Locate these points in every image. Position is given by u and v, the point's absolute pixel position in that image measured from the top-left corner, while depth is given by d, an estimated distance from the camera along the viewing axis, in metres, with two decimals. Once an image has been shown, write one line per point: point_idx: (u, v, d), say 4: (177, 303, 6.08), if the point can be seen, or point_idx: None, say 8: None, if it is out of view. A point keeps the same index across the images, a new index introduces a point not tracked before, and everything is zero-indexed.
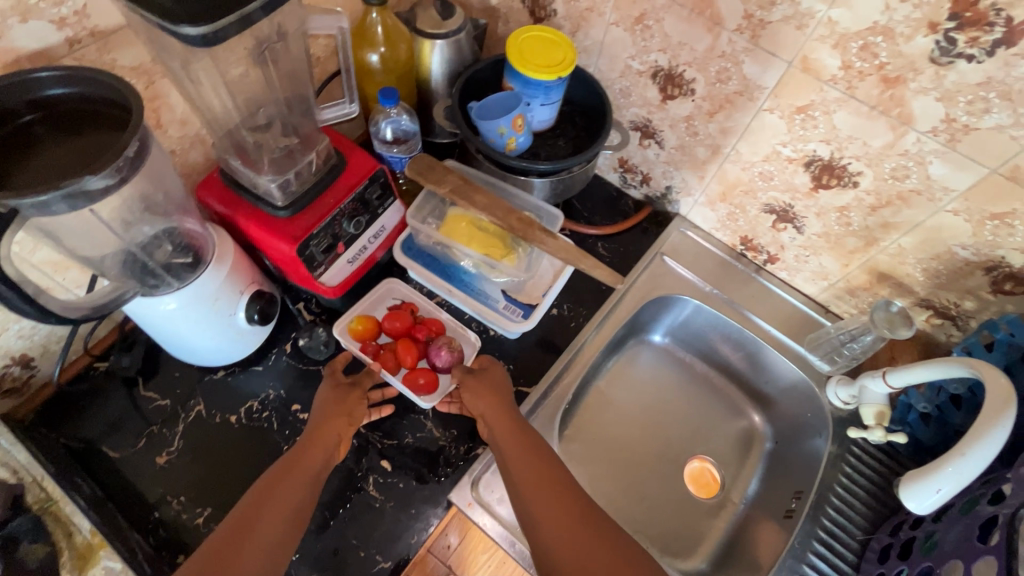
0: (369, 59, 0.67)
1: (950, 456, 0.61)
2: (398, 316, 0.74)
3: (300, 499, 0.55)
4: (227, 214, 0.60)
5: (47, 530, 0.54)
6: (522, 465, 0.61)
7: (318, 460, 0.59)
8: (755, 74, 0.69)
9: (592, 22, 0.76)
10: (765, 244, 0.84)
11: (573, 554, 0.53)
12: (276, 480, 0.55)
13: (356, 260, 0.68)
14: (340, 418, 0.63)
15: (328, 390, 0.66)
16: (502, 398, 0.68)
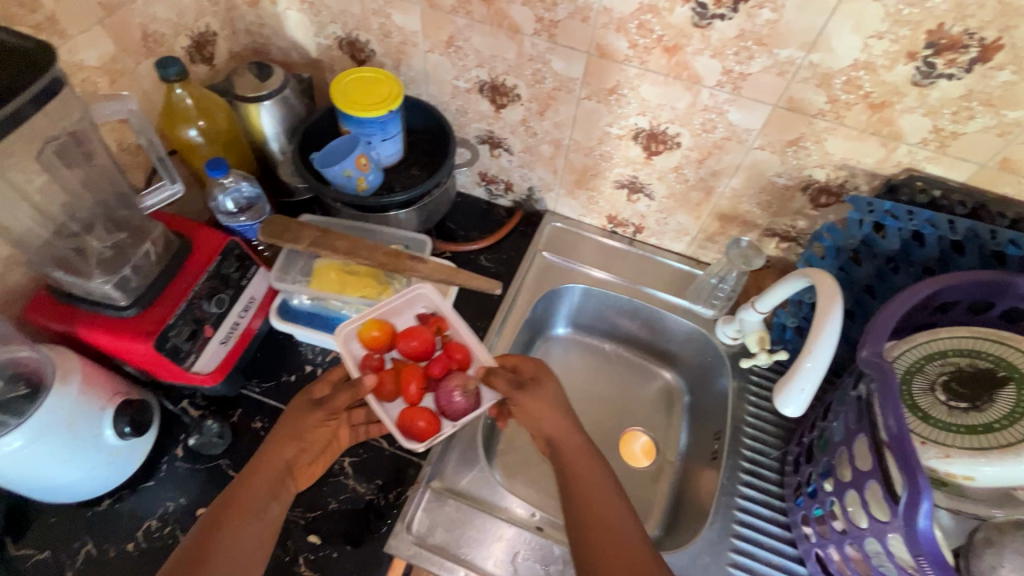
0: (189, 134, 0.75)
1: (802, 358, 0.57)
2: (415, 335, 0.68)
3: (245, 549, 0.54)
4: (80, 332, 0.62)
5: None
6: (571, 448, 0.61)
7: (266, 494, 0.57)
8: (563, 69, 0.74)
9: (409, 54, 0.82)
10: (628, 217, 0.92)
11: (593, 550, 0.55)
12: (232, 515, 0.55)
13: (231, 337, 0.71)
14: (287, 447, 0.59)
15: (289, 410, 0.61)
16: (569, 413, 0.63)
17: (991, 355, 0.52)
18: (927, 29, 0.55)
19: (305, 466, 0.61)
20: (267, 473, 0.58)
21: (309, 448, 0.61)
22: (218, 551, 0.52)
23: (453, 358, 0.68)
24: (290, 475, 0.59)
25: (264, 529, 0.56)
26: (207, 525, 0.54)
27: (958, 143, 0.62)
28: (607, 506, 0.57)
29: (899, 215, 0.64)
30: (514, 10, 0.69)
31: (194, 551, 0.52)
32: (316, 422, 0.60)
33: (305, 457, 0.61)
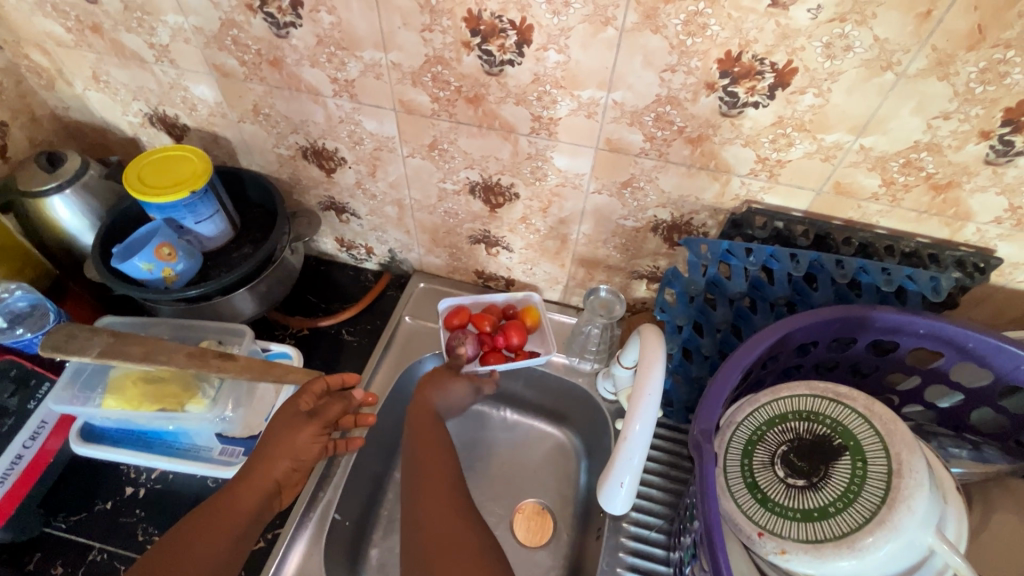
0: None
1: (620, 439, 0.54)
2: (519, 334, 0.79)
3: (222, 557, 0.52)
4: None
5: None
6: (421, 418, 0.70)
7: (253, 509, 0.57)
8: (377, 129, 0.67)
9: (222, 125, 0.75)
10: (496, 270, 0.85)
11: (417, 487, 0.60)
12: (221, 518, 0.55)
13: (13, 472, 0.61)
14: (282, 459, 0.61)
15: (279, 423, 0.63)
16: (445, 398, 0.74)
17: (830, 418, 0.45)
18: (716, 58, 0.50)
19: (293, 477, 0.63)
20: (262, 483, 0.59)
21: (300, 468, 0.63)
22: (195, 549, 0.52)
23: (490, 351, 0.80)
24: (277, 488, 0.61)
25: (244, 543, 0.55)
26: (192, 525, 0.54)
27: (786, 171, 0.57)
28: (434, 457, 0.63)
29: (738, 252, 0.60)
30: (306, 71, 0.63)
31: (170, 548, 0.52)
32: (309, 439, 0.63)
33: (293, 476, 0.63)
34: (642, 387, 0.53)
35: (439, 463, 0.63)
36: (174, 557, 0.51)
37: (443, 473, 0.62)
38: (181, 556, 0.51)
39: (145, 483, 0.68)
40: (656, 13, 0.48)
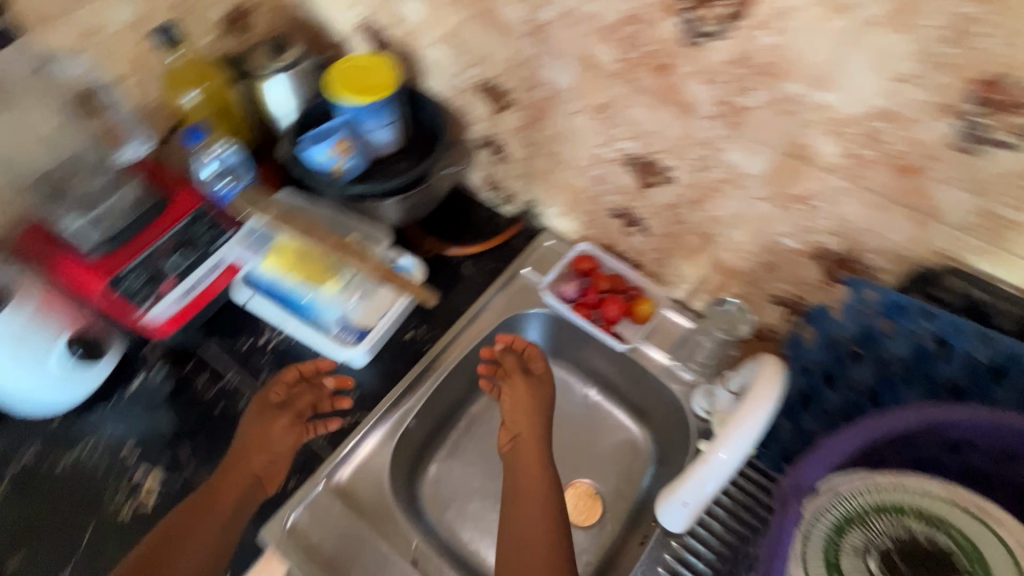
0: (184, 100, 0.81)
1: (698, 462, 0.52)
2: (616, 311, 0.80)
3: (207, 543, 0.61)
4: (51, 266, 0.69)
5: None
6: (515, 403, 0.73)
7: (233, 503, 0.64)
8: (553, 78, 0.67)
9: (417, 44, 0.79)
10: (626, 250, 0.83)
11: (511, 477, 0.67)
12: (195, 519, 0.62)
13: (190, 295, 0.73)
14: (253, 457, 0.67)
15: (253, 416, 0.70)
16: (540, 402, 0.73)
17: (956, 530, 0.39)
18: (969, 77, 0.41)
19: (274, 475, 0.69)
20: (233, 477, 0.66)
21: (277, 460, 0.69)
22: (180, 560, 0.60)
23: (584, 306, 0.82)
24: (257, 483, 0.67)
25: (230, 529, 0.63)
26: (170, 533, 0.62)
27: (1015, 235, 0.46)
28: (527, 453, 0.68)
29: (912, 312, 0.51)
30: (504, 7, 0.64)
31: (151, 554, 0.60)
32: (279, 431, 0.70)
33: (275, 467, 0.69)
34: (744, 418, 0.51)
35: (528, 489, 0.65)
36: (161, 559, 0.60)
37: (533, 497, 0.64)
38: (169, 562, 0.60)
39: (272, 342, 0.80)
40: (909, 9, 0.40)
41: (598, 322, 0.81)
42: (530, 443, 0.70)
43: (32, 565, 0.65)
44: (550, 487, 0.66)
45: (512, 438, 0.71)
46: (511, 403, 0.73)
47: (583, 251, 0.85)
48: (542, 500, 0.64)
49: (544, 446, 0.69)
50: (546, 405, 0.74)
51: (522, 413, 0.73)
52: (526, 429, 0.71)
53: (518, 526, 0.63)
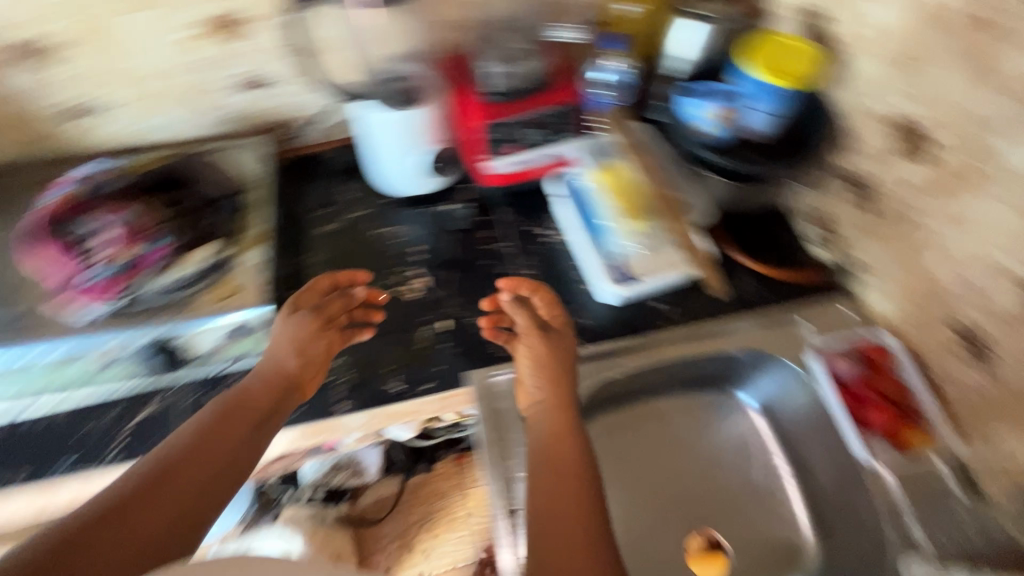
0: (618, 10, 0.86)
1: None
2: (883, 422, 0.72)
3: (228, 453, 0.62)
4: (454, 87, 0.82)
5: (234, 211, 0.81)
6: (541, 389, 0.73)
7: (267, 402, 0.68)
8: (1008, 156, 0.57)
9: (851, 50, 0.74)
10: (934, 368, 0.73)
11: (546, 459, 0.67)
12: (223, 432, 0.63)
13: (523, 165, 0.84)
14: (291, 354, 0.72)
15: (285, 323, 0.74)
16: (564, 379, 0.74)
17: None
18: None
19: (313, 375, 0.73)
20: (267, 385, 0.69)
21: (310, 362, 0.73)
22: (179, 480, 0.58)
23: (849, 394, 0.75)
24: (288, 390, 0.70)
25: (260, 430, 0.66)
26: (199, 443, 0.62)
27: None
28: (559, 439, 0.68)
29: None
30: (1009, 57, 0.55)
31: (137, 491, 0.56)
32: (311, 335, 0.74)
33: (311, 371, 0.73)
34: None
35: (562, 469, 0.65)
36: (156, 490, 0.56)
37: (568, 474, 0.64)
38: (138, 512, 0.54)
39: (546, 236, 0.90)
40: None
41: (857, 414, 0.73)
42: (550, 409, 0.71)
43: None
44: (585, 467, 0.66)
45: (534, 403, 0.73)
46: (531, 363, 0.74)
47: (882, 343, 0.77)
48: (572, 485, 0.64)
49: (565, 406, 0.72)
50: (569, 366, 0.75)
51: (548, 378, 0.73)
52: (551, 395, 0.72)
53: (549, 489, 0.64)
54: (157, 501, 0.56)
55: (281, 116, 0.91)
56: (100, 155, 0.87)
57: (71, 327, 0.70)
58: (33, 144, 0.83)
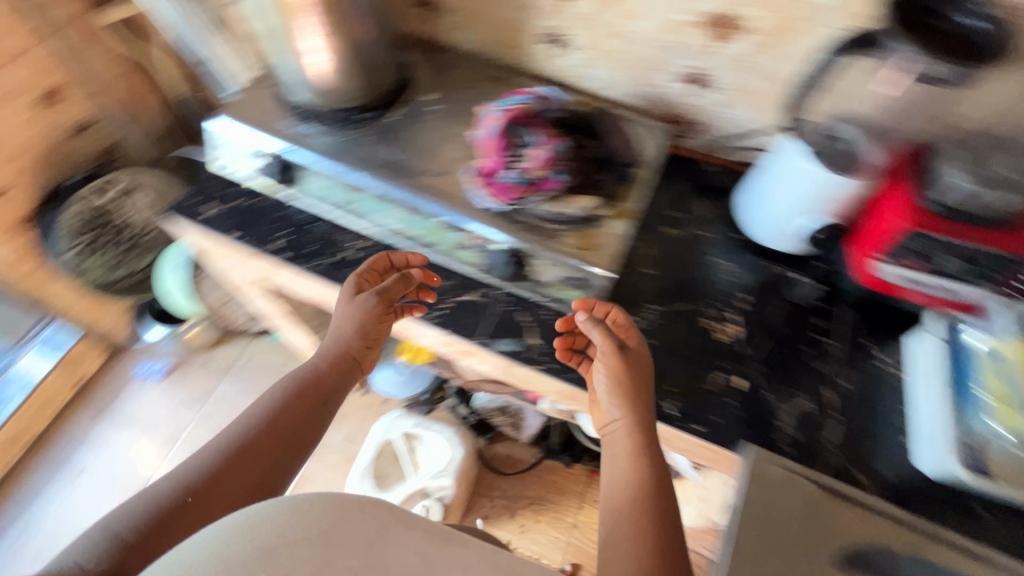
0: None
1: None
2: None
3: (290, 431, 0.73)
4: (896, 176, 0.75)
5: (624, 181, 0.86)
6: (617, 413, 0.74)
7: (335, 377, 0.80)
8: None
9: None
10: None
11: (622, 488, 0.68)
12: (287, 425, 0.73)
13: (915, 283, 0.75)
14: (359, 339, 0.83)
15: (348, 306, 0.82)
16: (640, 400, 0.73)
17: None
18: None
19: (382, 323, 0.85)
20: (338, 353, 0.82)
21: (372, 345, 0.85)
22: (248, 458, 0.68)
23: None
24: (365, 334, 0.84)
25: (320, 412, 0.77)
26: (257, 441, 0.70)
27: None
28: (632, 469, 0.68)
29: None
30: None
31: (212, 474, 0.65)
32: (377, 318, 0.83)
33: (367, 353, 0.85)
34: None
35: (629, 498, 0.66)
36: (223, 475, 0.65)
37: (635, 506, 0.64)
38: (223, 487, 0.65)
39: (880, 362, 0.82)
40: None
41: None
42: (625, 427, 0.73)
43: (652, 286, 0.88)
44: (658, 499, 0.65)
45: (613, 421, 0.74)
46: (606, 379, 0.75)
47: None
48: (635, 516, 0.63)
49: (641, 421, 0.73)
50: (646, 381, 0.76)
51: (627, 396, 0.74)
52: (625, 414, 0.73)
53: (618, 520, 0.64)
54: (223, 484, 0.65)
55: (693, 115, 0.94)
56: (540, 78, 0.98)
57: (471, 205, 0.82)
58: (496, 48, 0.98)
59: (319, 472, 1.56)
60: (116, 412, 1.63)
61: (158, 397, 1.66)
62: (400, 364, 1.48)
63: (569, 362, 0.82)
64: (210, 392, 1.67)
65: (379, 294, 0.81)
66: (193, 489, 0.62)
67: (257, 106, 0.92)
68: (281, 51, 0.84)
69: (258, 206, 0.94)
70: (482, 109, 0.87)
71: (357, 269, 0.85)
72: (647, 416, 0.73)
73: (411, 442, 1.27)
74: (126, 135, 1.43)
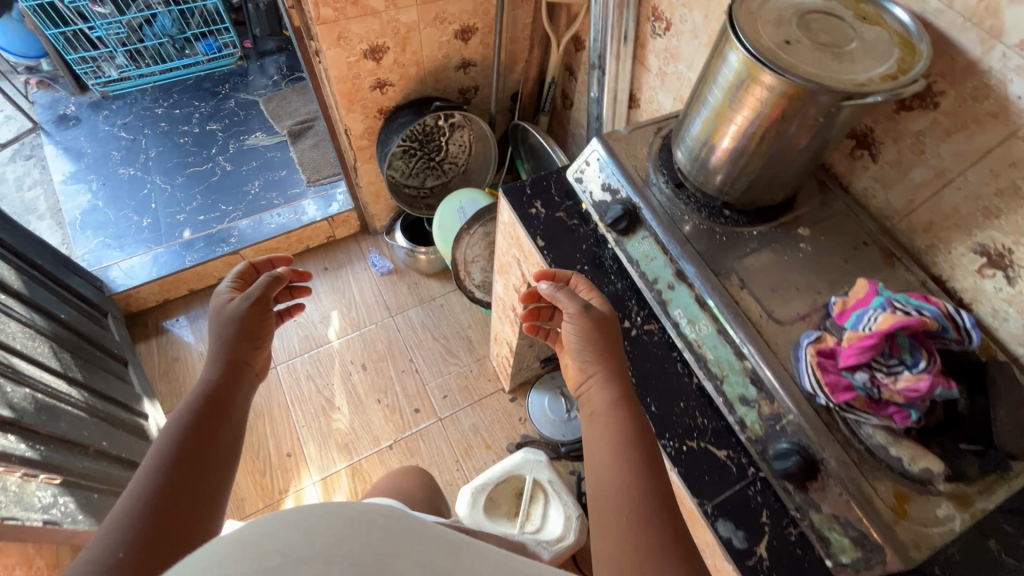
0: None
1: None
2: None
3: (216, 445, 0.68)
4: None
5: (997, 470, 0.65)
6: (581, 369, 0.76)
7: (228, 376, 0.76)
8: None
9: None
10: None
11: (592, 453, 0.68)
12: (197, 449, 0.65)
13: None
14: (244, 342, 0.81)
15: (214, 314, 0.84)
16: (604, 353, 0.74)
17: None
18: None
19: (262, 330, 0.85)
20: (231, 359, 0.78)
21: (261, 346, 0.84)
22: (191, 489, 0.62)
23: None
24: (251, 333, 0.82)
25: (237, 418, 0.74)
26: (175, 473, 0.62)
27: None
28: (602, 428, 0.69)
29: None
30: None
31: (161, 506, 0.59)
32: (259, 324, 0.84)
33: (259, 350, 0.83)
34: None
35: (604, 456, 0.66)
36: (172, 507, 0.59)
37: (610, 457, 0.65)
38: (179, 510, 0.59)
39: None
40: None
41: None
42: (601, 381, 0.73)
43: None
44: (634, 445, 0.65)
45: (588, 381, 0.75)
46: (575, 333, 0.76)
47: None
48: (610, 476, 0.63)
49: (616, 370, 0.74)
50: (613, 334, 0.77)
51: (595, 351, 0.75)
52: (599, 369, 0.73)
53: (602, 479, 0.64)
54: (173, 510, 0.59)
55: None
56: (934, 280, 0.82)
57: (788, 373, 0.71)
58: (905, 223, 0.83)
59: (435, 436, 1.61)
60: (336, 276, 1.87)
61: (367, 286, 1.86)
62: (561, 399, 1.60)
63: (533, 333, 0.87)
64: (402, 308, 1.82)
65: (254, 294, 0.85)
66: (126, 542, 0.55)
67: (632, 146, 0.92)
68: (702, 120, 0.79)
69: (575, 229, 0.94)
70: (872, 294, 0.70)
71: (226, 284, 0.90)
72: (619, 371, 0.73)
73: (535, 492, 1.23)
74: (487, 84, 1.57)
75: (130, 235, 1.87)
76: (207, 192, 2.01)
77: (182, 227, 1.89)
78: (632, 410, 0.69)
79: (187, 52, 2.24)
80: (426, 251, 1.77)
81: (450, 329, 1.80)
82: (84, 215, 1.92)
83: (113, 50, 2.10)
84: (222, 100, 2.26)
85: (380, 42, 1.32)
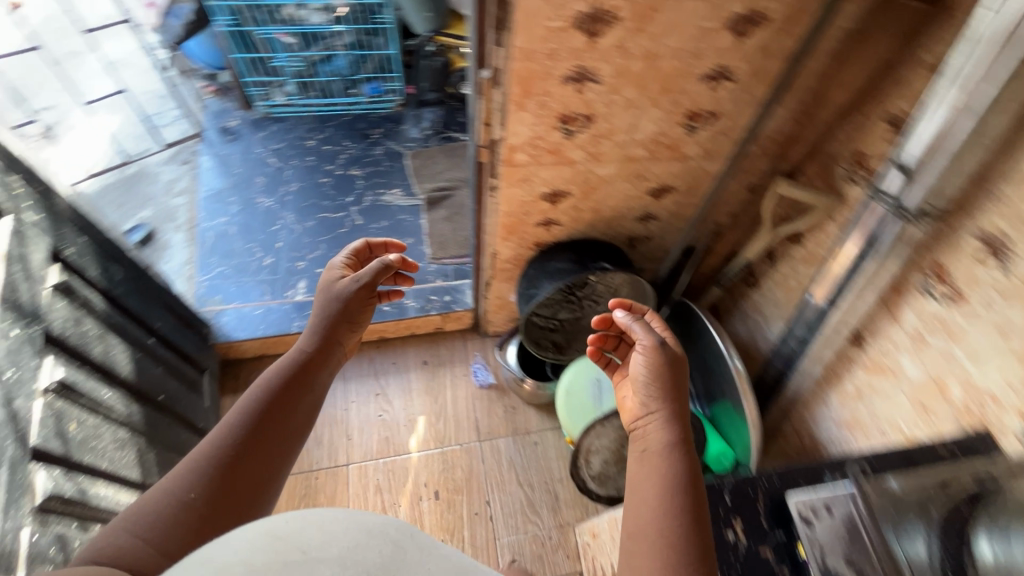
0: None
1: None
2: None
3: (297, 417, 0.74)
4: None
5: None
6: (648, 394, 0.76)
7: (321, 350, 0.82)
8: None
9: None
10: None
11: (633, 484, 0.69)
12: (276, 420, 0.71)
13: None
14: (343, 321, 0.86)
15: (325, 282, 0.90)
16: (674, 393, 0.76)
17: None
18: None
19: (360, 317, 0.89)
20: (324, 336, 0.83)
21: (357, 323, 0.88)
22: (255, 456, 0.67)
23: None
24: (351, 316, 0.87)
25: (319, 394, 0.79)
26: (248, 436, 0.68)
27: None
28: (654, 461, 0.69)
29: None
30: None
31: (231, 463, 0.65)
32: (360, 305, 0.88)
33: (355, 329, 0.88)
34: None
35: (650, 491, 0.66)
36: (236, 467, 0.65)
37: (660, 500, 0.64)
38: (244, 472, 0.65)
39: None
40: None
41: None
42: (662, 422, 0.74)
43: None
44: (691, 489, 0.66)
45: (648, 415, 0.75)
46: (647, 366, 0.78)
47: None
48: (652, 512, 0.63)
49: (679, 411, 0.75)
50: (682, 379, 0.79)
51: (663, 386, 0.76)
52: (664, 408, 0.74)
53: (639, 514, 0.64)
54: (239, 467, 0.65)
55: None
56: None
57: None
58: None
59: None
60: (433, 375, 1.72)
61: (462, 396, 1.68)
62: None
63: (596, 361, 0.90)
64: (492, 436, 1.63)
65: (363, 280, 0.87)
66: (196, 488, 0.62)
67: (885, 513, 0.67)
68: None
69: None
70: None
71: (342, 258, 0.94)
72: (682, 413, 0.75)
73: None
74: (662, 239, 1.34)
75: (249, 273, 1.82)
76: (333, 242, 1.93)
77: (299, 277, 1.82)
78: (689, 453, 0.70)
79: (352, 92, 2.21)
80: (535, 384, 1.57)
81: (538, 478, 1.57)
82: (214, 239, 1.91)
83: (291, 82, 2.13)
84: (371, 144, 2.20)
85: (564, 188, 1.14)
